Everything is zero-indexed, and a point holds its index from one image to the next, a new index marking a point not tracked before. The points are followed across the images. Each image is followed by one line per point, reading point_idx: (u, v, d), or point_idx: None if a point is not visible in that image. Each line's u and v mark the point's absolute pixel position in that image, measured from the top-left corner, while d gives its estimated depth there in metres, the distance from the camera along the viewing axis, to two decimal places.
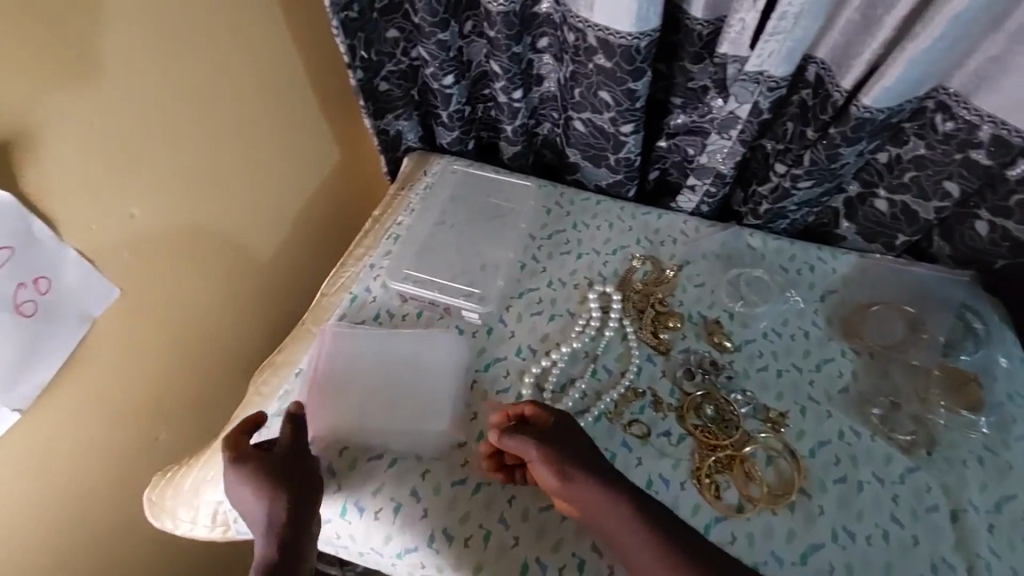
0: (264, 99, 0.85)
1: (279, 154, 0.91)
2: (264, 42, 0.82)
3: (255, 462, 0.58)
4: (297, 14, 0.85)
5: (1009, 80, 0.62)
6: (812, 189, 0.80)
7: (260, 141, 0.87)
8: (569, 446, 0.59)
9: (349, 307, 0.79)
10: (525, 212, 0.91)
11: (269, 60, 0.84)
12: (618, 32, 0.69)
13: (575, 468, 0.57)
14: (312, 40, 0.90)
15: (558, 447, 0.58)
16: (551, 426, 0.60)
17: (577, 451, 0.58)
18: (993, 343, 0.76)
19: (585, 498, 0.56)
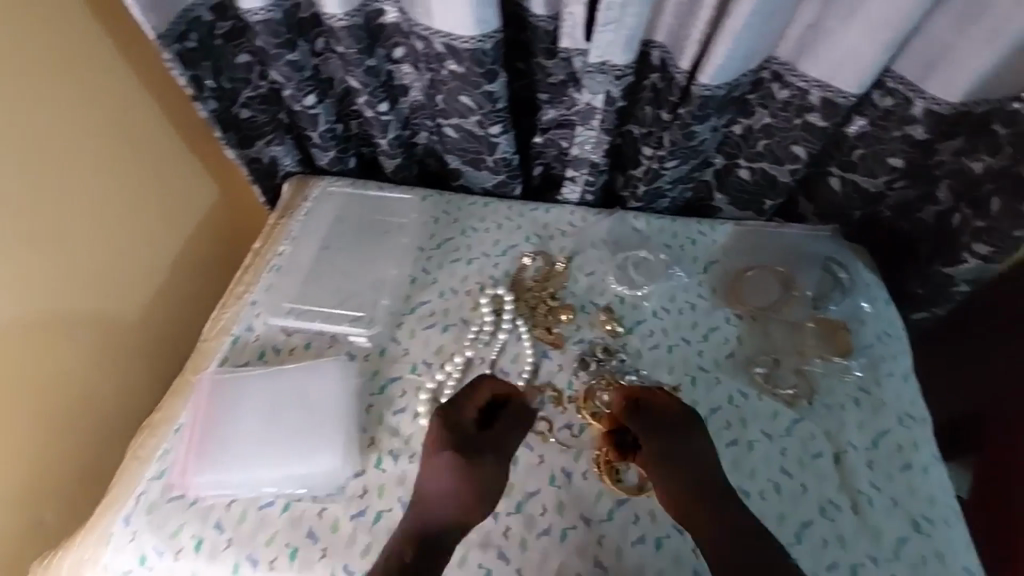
0: (112, 143, 0.80)
1: (142, 199, 0.86)
2: (99, 87, 0.77)
3: (457, 440, 0.64)
4: (133, 52, 0.81)
5: (824, 46, 0.66)
6: (679, 167, 0.83)
7: (114, 191, 0.82)
8: (677, 436, 0.64)
9: (231, 350, 0.76)
10: (409, 225, 0.88)
11: (109, 102, 0.78)
12: (460, 37, 0.69)
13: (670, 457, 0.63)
14: (160, 79, 0.85)
15: (669, 439, 0.63)
16: (670, 416, 0.65)
17: (680, 440, 0.63)
18: (856, 289, 0.81)
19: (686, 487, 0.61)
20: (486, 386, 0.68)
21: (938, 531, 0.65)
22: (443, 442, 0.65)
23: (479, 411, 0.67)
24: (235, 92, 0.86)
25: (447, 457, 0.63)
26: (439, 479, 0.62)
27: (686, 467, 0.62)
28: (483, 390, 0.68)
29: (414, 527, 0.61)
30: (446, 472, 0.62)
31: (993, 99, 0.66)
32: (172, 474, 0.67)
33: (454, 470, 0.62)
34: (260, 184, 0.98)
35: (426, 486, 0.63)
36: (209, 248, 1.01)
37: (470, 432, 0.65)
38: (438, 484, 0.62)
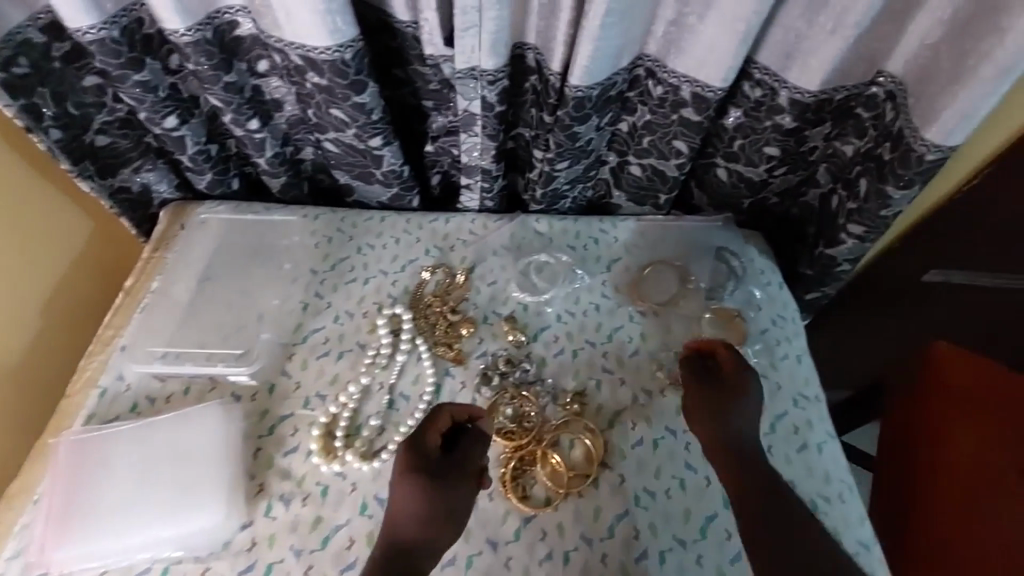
0: None
1: None
2: None
3: (424, 469, 0.56)
4: None
5: (686, 41, 0.66)
6: (572, 167, 0.82)
7: None
8: (738, 389, 0.65)
9: (98, 404, 0.70)
10: (295, 248, 0.83)
11: None
12: (315, 48, 0.65)
13: (712, 408, 0.64)
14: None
15: (716, 391, 0.65)
16: (728, 366, 0.66)
17: (727, 396, 0.64)
18: (748, 277, 0.82)
19: (721, 438, 0.62)
20: (445, 411, 0.59)
21: (833, 509, 0.66)
22: (409, 470, 0.57)
23: (441, 437, 0.58)
24: (86, 118, 0.78)
25: (417, 487, 0.56)
26: (408, 510, 0.56)
27: (721, 418, 0.63)
28: (444, 412, 0.59)
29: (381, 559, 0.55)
30: (417, 503, 0.56)
31: (849, 86, 0.69)
32: (30, 552, 0.60)
33: (425, 501, 0.56)
34: (132, 216, 0.90)
35: (397, 516, 0.56)
36: (83, 291, 0.92)
37: (436, 460, 0.57)
38: (408, 515, 0.56)
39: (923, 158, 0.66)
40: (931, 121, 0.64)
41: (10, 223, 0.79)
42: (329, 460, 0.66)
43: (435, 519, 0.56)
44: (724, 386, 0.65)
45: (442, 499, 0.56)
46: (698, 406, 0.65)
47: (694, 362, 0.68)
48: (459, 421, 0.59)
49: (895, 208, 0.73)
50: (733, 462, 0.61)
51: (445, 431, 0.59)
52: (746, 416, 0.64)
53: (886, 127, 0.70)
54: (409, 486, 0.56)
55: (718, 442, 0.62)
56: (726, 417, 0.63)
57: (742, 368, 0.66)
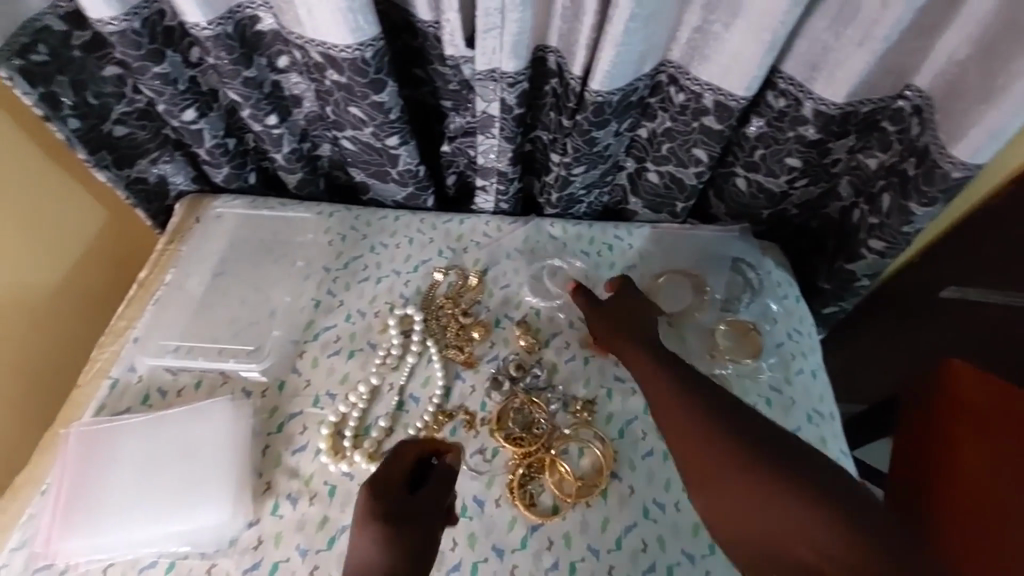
0: None
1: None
2: None
3: (386, 512, 0.50)
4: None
5: (712, 49, 0.65)
6: (589, 172, 0.81)
7: None
8: (629, 312, 0.68)
9: (109, 395, 0.70)
10: (309, 245, 0.83)
11: None
12: (336, 46, 0.65)
13: (620, 330, 0.66)
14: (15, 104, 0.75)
15: (617, 316, 0.68)
16: (623, 296, 0.70)
17: (623, 318, 0.67)
18: (765, 289, 0.81)
19: (634, 353, 0.63)
20: (409, 446, 0.55)
21: None
22: (367, 510, 0.50)
23: (405, 475, 0.54)
24: (105, 108, 0.78)
25: (379, 535, 0.49)
26: (370, 558, 0.48)
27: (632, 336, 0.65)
28: (408, 449, 0.55)
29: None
30: (379, 552, 0.48)
31: (876, 99, 0.68)
32: (35, 542, 0.60)
33: (386, 541, 0.48)
34: (148, 207, 0.90)
35: (358, 567, 0.48)
36: (95, 283, 0.92)
37: (400, 498, 0.51)
38: (368, 562, 0.48)
39: (949, 175, 0.65)
40: (959, 139, 0.62)
41: (22, 209, 0.79)
42: (337, 459, 0.66)
43: (400, 562, 0.48)
44: (620, 316, 0.68)
45: (402, 537, 0.49)
46: (614, 330, 0.66)
47: (584, 297, 0.70)
48: (422, 456, 0.55)
49: (918, 225, 0.72)
50: (652, 362, 0.60)
51: (405, 467, 0.54)
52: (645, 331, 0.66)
53: (911, 141, 0.69)
54: (369, 531, 0.49)
55: (636, 353, 0.62)
56: (628, 337, 0.65)
57: (633, 295, 0.70)
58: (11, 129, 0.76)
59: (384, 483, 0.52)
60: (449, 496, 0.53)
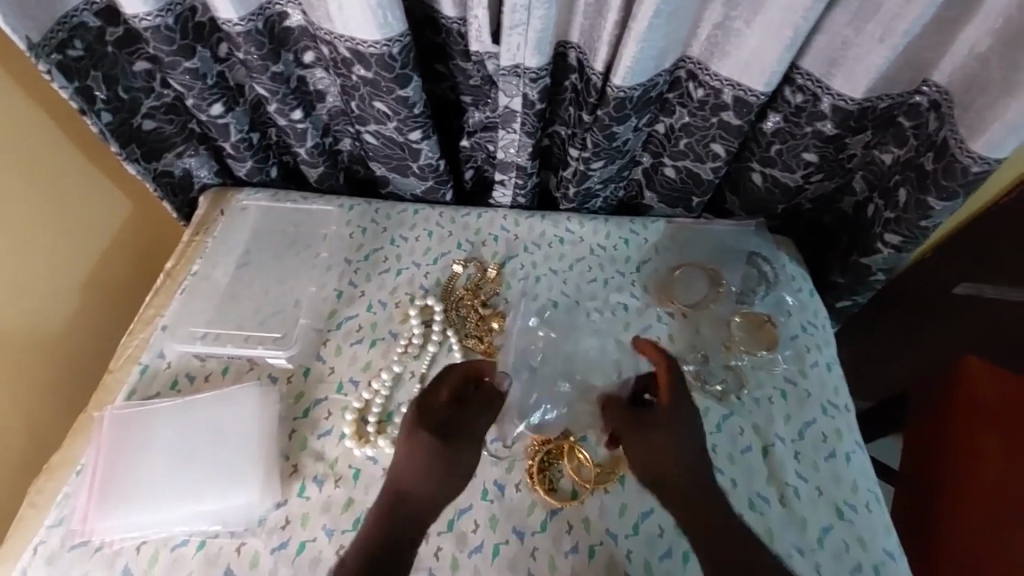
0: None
1: (36, 231, 0.80)
2: None
3: (429, 426, 0.60)
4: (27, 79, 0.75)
5: (732, 45, 0.66)
6: (606, 167, 0.82)
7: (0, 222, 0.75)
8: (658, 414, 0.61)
9: (139, 380, 0.72)
10: (331, 237, 0.85)
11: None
12: (364, 42, 0.67)
13: (645, 438, 0.60)
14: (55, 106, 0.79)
15: (643, 422, 0.61)
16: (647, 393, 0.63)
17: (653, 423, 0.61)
18: (780, 283, 0.82)
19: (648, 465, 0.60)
20: (458, 368, 0.64)
21: (861, 518, 0.66)
22: (411, 417, 0.61)
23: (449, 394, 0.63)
24: (135, 102, 0.80)
25: (421, 444, 0.59)
26: (409, 457, 0.58)
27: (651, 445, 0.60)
28: (456, 373, 0.64)
29: (386, 513, 0.57)
30: (421, 459, 0.58)
31: (893, 94, 0.69)
32: (72, 520, 0.62)
33: (420, 448, 0.58)
34: (174, 200, 0.92)
35: (398, 465, 0.59)
36: (122, 275, 0.95)
37: (441, 413, 0.61)
38: (407, 461, 0.59)
39: (968, 169, 0.65)
40: (979, 134, 0.63)
41: (58, 200, 0.82)
42: (362, 444, 0.67)
43: (429, 467, 0.58)
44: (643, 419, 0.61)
45: (433, 446, 0.58)
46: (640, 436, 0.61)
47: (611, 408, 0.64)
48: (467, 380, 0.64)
49: (935, 219, 0.72)
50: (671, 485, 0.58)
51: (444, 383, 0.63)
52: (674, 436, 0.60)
53: (928, 136, 0.70)
54: (408, 438, 0.59)
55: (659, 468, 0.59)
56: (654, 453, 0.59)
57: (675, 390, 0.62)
58: (44, 119, 0.78)
59: (432, 399, 0.62)
60: (482, 419, 0.62)
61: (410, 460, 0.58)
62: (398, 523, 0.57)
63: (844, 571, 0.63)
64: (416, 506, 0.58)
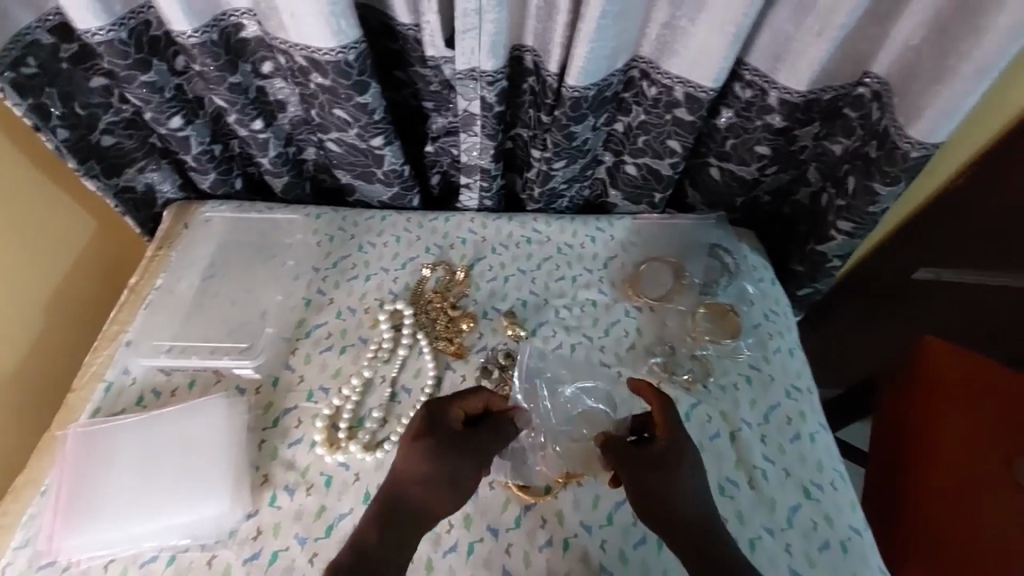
0: None
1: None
2: None
3: (437, 436, 0.58)
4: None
5: (679, 44, 0.69)
6: (569, 167, 0.84)
7: None
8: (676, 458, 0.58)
9: (104, 397, 0.71)
10: (298, 246, 0.85)
11: None
12: (319, 50, 0.67)
13: (656, 482, 0.57)
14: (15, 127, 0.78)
15: (651, 462, 0.58)
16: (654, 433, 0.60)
17: (664, 466, 0.58)
18: (741, 273, 0.85)
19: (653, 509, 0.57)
20: (481, 394, 0.63)
21: (827, 496, 0.67)
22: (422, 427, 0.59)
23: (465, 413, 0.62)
24: (93, 118, 0.80)
25: (425, 453, 0.57)
26: (416, 467, 0.57)
27: (662, 491, 0.57)
28: (479, 396, 0.62)
29: (383, 516, 0.56)
30: (421, 468, 0.57)
31: (836, 86, 0.71)
32: (38, 540, 0.62)
33: (430, 460, 0.57)
34: (137, 215, 0.92)
35: (401, 473, 0.57)
36: (87, 294, 0.94)
37: (457, 431, 0.59)
38: (412, 470, 0.57)
39: (908, 154, 0.68)
40: (915, 120, 0.66)
41: (22, 223, 0.81)
42: (333, 450, 0.67)
43: (435, 480, 0.56)
44: (648, 465, 0.58)
45: (444, 461, 0.57)
46: (650, 478, 0.58)
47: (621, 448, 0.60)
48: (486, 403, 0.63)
49: (883, 204, 0.75)
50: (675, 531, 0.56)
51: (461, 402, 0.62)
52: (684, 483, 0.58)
53: (872, 125, 0.73)
54: (418, 446, 0.58)
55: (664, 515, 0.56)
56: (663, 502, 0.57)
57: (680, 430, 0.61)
58: (1, 140, 0.77)
59: (448, 413, 0.61)
60: (494, 446, 0.60)
61: (410, 468, 0.57)
62: (393, 527, 0.56)
63: (812, 549, 0.64)
64: (413, 516, 0.56)
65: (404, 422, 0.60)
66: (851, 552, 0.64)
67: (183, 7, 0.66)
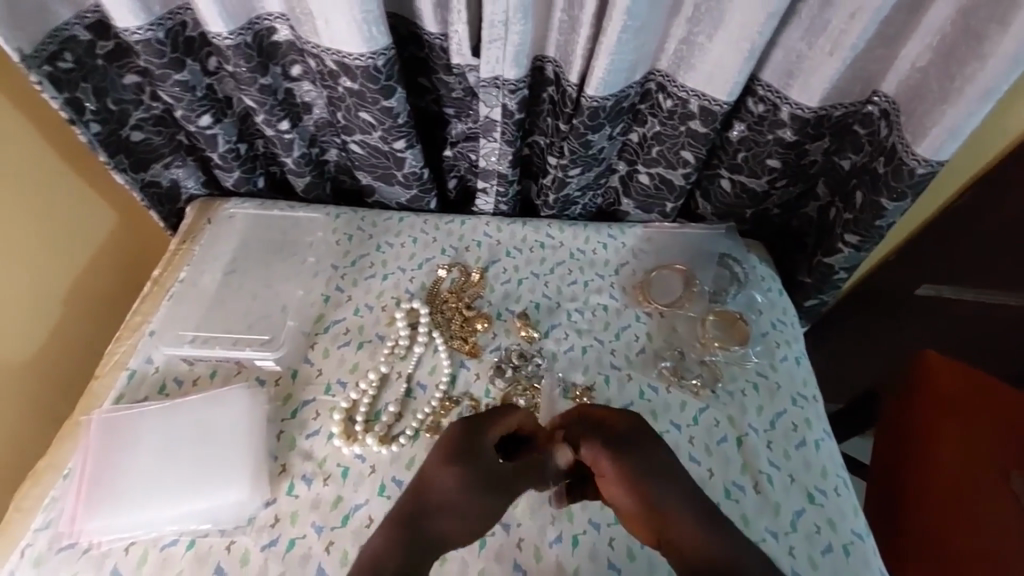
0: None
1: (29, 245, 0.80)
2: None
3: (471, 459, 0.57)
4: (22, 97, 0.76)
5: (696, 59, 0.71)
6: (584, 175, 0.86)
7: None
8: (644, 441, 0.59)
9: (127, 385, 0.73)
10: (318, 244, 0.87)
11: None
12: (350, 54, 0.70)
13: (631, 465, 0.57)
14: (50, 122, 0.81)
15: (620, 446, 0.58)
16: (616, 418, 0.61)
17: (636, 447, 0.58)
18: (750, 283, 0.87)
19: (638, 496, 0.56)
20: (518, 413, 0.61)
21: (830, 501, 0.69)
22: (450, 447, 0.59)
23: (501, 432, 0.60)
24: (124, 114, 0.82)
25: (459, 476, 0.56)
26: (448, 492, 0.56)
27: (639, 473, 0.56)
28: (517, 415, 0.61)
29: (399, 534, 0.55)
30: (453, 492, 0.56)
31: (847, 103, 0.74)
32: (60, 522, 0.63)
33: (465, 484, 0.56)
34: (161, 210, 0.94)
35: (423, 491, 0.57)
36: (111, 287, 0.95)
37: (494, 454, 0.58)
38: (444, 492, 0.56)
39: (914, 171, 0.71)
40: (922, 138, 0.68)
41: (50, 214, 0.83)
42: (350, 442, 0.69)
43: (472, 506, 0.56)
44: (620, 450, 0.58)
45: (482, 490, 0.56)
46: (627, 462, 0.57)
47: (587, 440, 0.59)
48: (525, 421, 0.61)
49: (889, 219, 0.77)
50: (664, 512, 0.55)
51: (499, 423, 0.60)
52: (659, 462, 0.58)
53: (880, 143, 0.75)
54: (450, 469, 0.57)
55: (647, 498, 0.56)
56: (643, 486, 0.56)
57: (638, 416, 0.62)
58: (32, 130, 0.78)
59: (488, 433, 0.59)
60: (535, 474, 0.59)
61: (442, 490, 0.56)
62: (413, 546, 0.54)
63: (816, 552, 0.65)
64: (436, 536, 0.55)
65: (437, 441, 0.59)
66: (853, 555, 0.65)
67: (219, 10, 0.69)
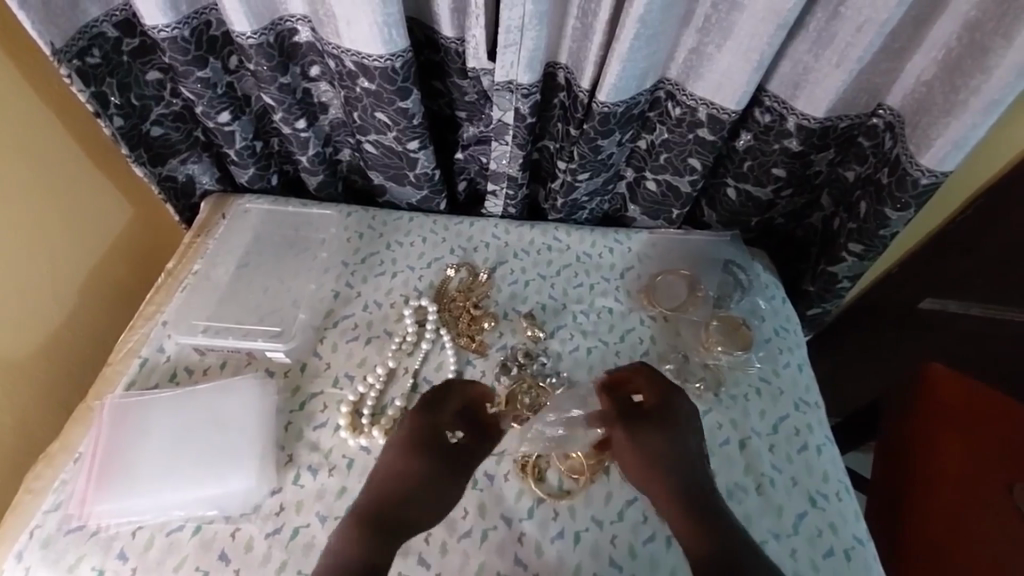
0: (17, 181, 0.76)
1: (47, 235, 0.81)
2: (9, 123, 0.74)
3: (417, 444, 0.62)
4: (46, 88, 0.78)
5: (704, 69, 0.73)
6: (592, 179, 0.87)
7: (16, 225, 0.77)
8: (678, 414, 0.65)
9: (139, 372, 0.75)
10: (329, 240, 0.89)
11: (13, 138, 0.75)
12: (370, 56, 0.72)
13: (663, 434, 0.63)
14: (72, 114, 0.83)
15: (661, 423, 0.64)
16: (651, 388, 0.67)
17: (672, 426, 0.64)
18: (754, 290, 0.87)
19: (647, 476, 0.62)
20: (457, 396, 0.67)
21: (832, 505, 0.69)
22: (406, 436, 0.63)
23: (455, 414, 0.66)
24: (145, 109, 0.84)
25: (403, 455, 0.62)
26: (399, 468, 0.61)
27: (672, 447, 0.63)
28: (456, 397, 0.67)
29: (362, 525, 0.58)
30: (400, 467, 0.61)
31: (852, 115, 0.76)
32: (70, 504, 0.64)
33: (414, 461, 0.62)
34: (176, 204, 0.96)
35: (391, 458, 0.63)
36: (126, 283, 0.96)
37: (438, 437, 0.63)
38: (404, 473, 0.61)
39: (918, 181, 0.72)
40: (925, 150, 0.70)
41: (69, 206, 0.84)
42: (356, 434, 0.70)
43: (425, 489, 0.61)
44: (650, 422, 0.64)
45: (423, 469, 0.61)
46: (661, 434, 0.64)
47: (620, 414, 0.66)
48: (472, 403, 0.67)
49: (893, 228, 0.79)
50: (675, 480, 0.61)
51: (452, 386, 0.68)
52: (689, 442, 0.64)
53: (884, 154, 0.77)
54: (405, 450, 0.62)
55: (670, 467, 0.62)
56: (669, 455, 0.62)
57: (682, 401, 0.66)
58: (54, 122, 0.80)
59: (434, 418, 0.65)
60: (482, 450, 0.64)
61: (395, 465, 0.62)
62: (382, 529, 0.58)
63: (817, 555, 0.66)
64: (399, 526, 0.59)
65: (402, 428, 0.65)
66: (854, 560, 0.66)
67: (245, 9, 0.71)
